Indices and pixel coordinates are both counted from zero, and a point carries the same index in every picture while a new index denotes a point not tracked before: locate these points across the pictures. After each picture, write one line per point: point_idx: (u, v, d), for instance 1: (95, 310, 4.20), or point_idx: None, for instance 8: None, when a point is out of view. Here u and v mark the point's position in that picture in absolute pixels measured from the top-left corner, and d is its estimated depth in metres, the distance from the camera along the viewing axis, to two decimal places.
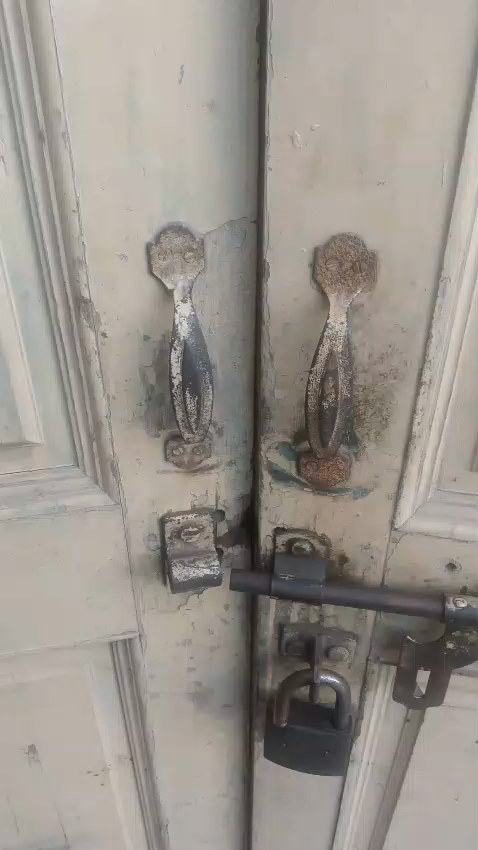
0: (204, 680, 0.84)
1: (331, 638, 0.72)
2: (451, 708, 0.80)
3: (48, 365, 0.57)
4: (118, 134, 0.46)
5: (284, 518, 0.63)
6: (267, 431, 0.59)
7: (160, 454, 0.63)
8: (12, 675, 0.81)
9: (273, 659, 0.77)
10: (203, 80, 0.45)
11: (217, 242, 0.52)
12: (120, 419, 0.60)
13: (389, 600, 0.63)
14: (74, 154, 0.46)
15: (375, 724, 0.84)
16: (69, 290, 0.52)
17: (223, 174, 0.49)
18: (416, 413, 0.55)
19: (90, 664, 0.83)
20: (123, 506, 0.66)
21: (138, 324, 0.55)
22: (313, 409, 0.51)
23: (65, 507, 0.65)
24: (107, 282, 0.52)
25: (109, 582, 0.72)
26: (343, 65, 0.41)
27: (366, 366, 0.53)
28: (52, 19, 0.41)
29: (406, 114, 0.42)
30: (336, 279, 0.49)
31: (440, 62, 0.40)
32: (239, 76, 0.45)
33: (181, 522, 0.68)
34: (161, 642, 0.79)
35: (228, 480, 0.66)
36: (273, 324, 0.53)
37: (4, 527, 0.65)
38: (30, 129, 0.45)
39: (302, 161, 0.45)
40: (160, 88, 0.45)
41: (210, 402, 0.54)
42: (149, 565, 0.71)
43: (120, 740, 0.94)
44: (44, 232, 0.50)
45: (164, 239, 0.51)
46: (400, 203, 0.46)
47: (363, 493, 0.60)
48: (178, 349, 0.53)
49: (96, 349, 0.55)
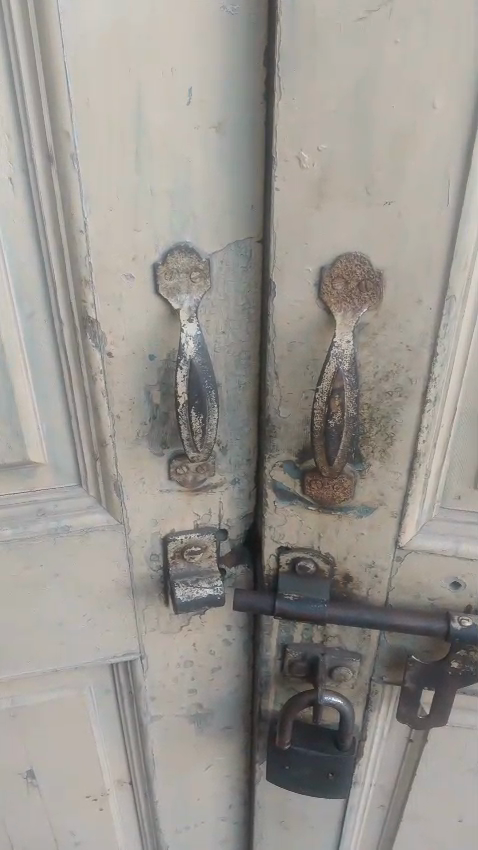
0: (205, 702, 0.83)
1: (334, 658, 0.71)
2: (455, 728, 0.79)
3: (52, 384, 0.58)
4: (126, 155, 0.47)
5: (287, 536, 0.63)
6: (272, 449, 0.59)
7: (163, 473, 0.62)
8: (10, 697, 0.80)
9: (275, 680, 0.76)
10: (211, 102, 0.46)
11: (223, 262, 0.52)
12: (124, 438, 0.59)
13: (393, 619, 0.63)
14: (83, 175, 0.47)
15: (377, 746, 0.83)
16: (74, 308, 0.52)
17: (229, 194, 0.49)
18: (421, 431, 0.55)
19: (90, 686, 0.82)
20: (126, 525, 0.66)
21: (144, 343, 0.55)
22: (319, 427, 0.51)
23: (68, 527, 0.65)
24: (113, 301, 0.52)
25: (111, 602, 0.71)
26: (350, 87, 0.42)
27: (371, 384, 0.53)
28: (62, 42, 0.42)
29: (413, 134, 0.43)
30: (342, 298, 0.49)
31: (446, 84, 0.41)
32: (247, 98, 0.46)
33: (184, 542, 0.67)
34: (162, 664, 0.78)
35: (231, 499, 0.66)
36: (278, 342, 0.53)
37: (6, 546, 0.65)
38: (39, 149, 0.46)
39: (309, 180, 0.46)
40: (169, 110, 0.46)
41: (216, 421, 0.54)
42: (151, 586, 0.71)
43: (119, 764, 0.92)
44: (50, 251, 0.50)
45: (171, 259, 0.51)
46: (406, 222, 0.46)
47: (368, 511, 0.60)
48: (184, 368, 0.53)
49: (101, 368, 0.55)
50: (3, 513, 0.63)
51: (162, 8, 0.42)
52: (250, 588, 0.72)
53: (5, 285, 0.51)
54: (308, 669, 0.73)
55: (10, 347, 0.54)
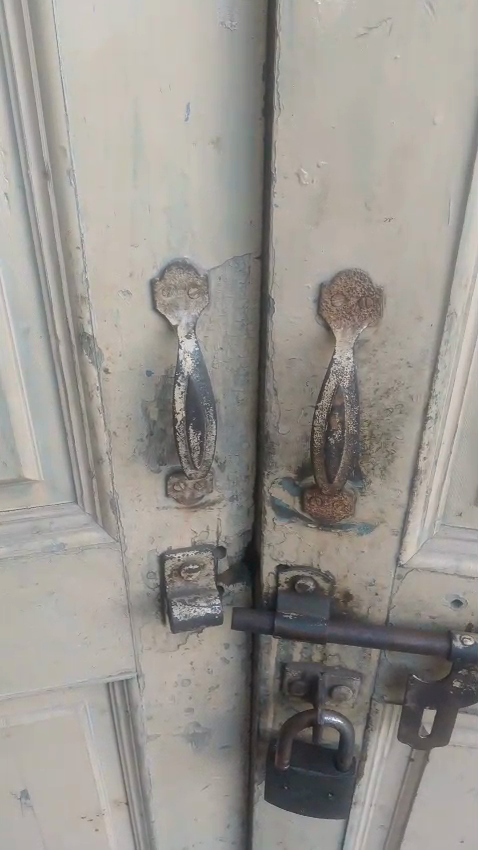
0: (203, 722, 0.82)
1: (334, 677, 0.70)
2: (457, 747, 0.78)
3: (48, 401, 0.57)
4: (124, 172, 0.46)
5: (287, 554, 0.63)
6: (271, 466, 0.58)
7: (161, 491, 0.62)
8: (5, 717, 0.79)
9: (274, 699, 0.75)
10: (208, 119, 0.45)
11: (222, 278, 0.52)
12: (121, 455, 0.59)
13: (394, 639, 0.62)
14: (80, 191, 0.46)
15: (378, 766, 0.82)
16: (71, 325, 0.52)
17: (228, 210, 0.49)
18: (421, 448, 0.54)
19: (85, 706, 0.81)
20: (122, 543, 0.65)
21: (141, 359, 0.54)
22: (319, 445, 0.51)
23: (63, 545, 0.64)
24: (109, 317, 0.52)
25: (107, 620, 0.70)
26: (350, 103, 0.42)
27: (371, 401, 0.52)
28: (59, 59, 0.42)
29: (414, 151, 0.43)
30: (342, 314, 0.49)
31: (446, 102, 0.41)
32: (246, 114, 0.45)
33: (181, 560, 0.66)
34: (159, 683, 0.77)
35: (229, 516, 0.65)
36: (277, 358, 0.52)
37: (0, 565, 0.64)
38: (35, 165, 0.45)
39: (308, 196, 0.45)
40: (166, 127, 0.45)
41: (214, 437, 0.54)
42: (148, 604, 0.70)
43: (115, 784, 0.91)
44: (46, 266, 0.49)
45: (168, 275, 0.50)
46: (407, 238, 0.46)
47: (368, 528, 0.59)
48: (181, 384, 0.52)
49: (98, 384, 0.54)
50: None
51: (159, 27, 0.42)
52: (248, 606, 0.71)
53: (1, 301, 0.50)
54: (307, 688, 0.72)
55: (4, 364, 0.53)
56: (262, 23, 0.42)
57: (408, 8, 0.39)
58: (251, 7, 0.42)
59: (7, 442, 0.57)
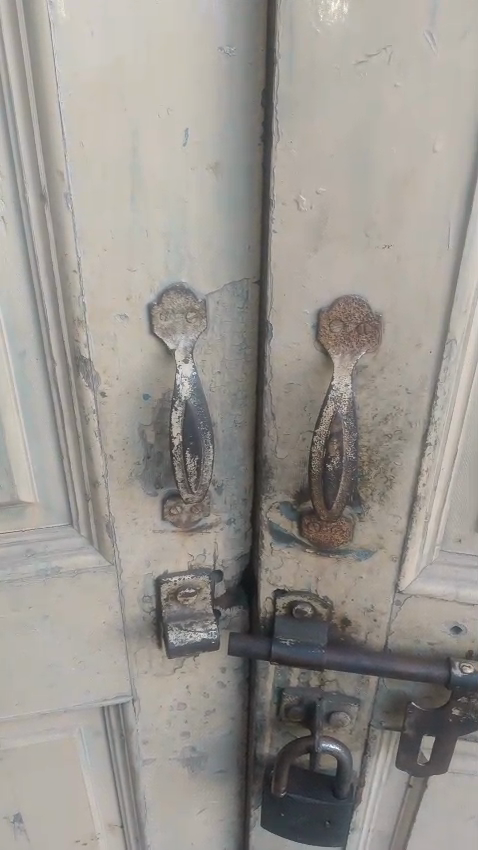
0: (199, 746, 0.81)
1: (332, 703, 0.69)
2: (456, 774, 0.77)
3: (44, 424, 0.56)
4: (121, 195, 0.46)
5: (284, 579, 0.62)
6: (269, 491, 0.58)
7: (157, 514, 0.61)
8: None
9: (271, 725, 0.74)
10: (207, 143, 0.45)
11: (220, 302, 0.51)
12: (117, 479, 0.58)
13: (393, 666, 0.61)
14: (77, 216, 0.46)
15: (376, 792, 0.81)
16: (68, 348, 0.51)
17: (227, 233, 0.48)
18: (420, 474, 0.54)
19: (80, 729, 0.80)
20: (118, 566, 0.64)
21: (138, 383, 0.54)
22: (317, 470, 0.50)
23: (58, 568, 0.63)
24: (107, 341, 0.51)
25: (102, 643, 0.69)
26: (350, 130, 0.41)
27: (370, 426, 0.52)
28: (56, 83, 0.41)
29: (413, 178, 0.42)
30: (340, 340, 0.48)
31: (446, 130, 0.41)
32: (245, 139, 0.45)
33: (177, 584, 0.66)
34: (155, 706, 0.76)
35: (226, 539, 0.65)
36: (275, 383, 0.52)
37: None
38: (32, 188, 0.45)
39: (306, 222, 0.45)
40: (165, 151, 0.45)
41: (211, 462, 0.53)
42: (144, 628, 0.69)
43: (110, 807, 0.90)
44: (43, 289, 0.49)
45: (166, 300, 0.50)
46: (406, 265, 0.45)
47: (366, 553, 0.58)
48: (178, 409, 0.52)
49: (95, 408, 0.54)
50: None
51: (158, 52, 0.42)
52: (245, 629, 0.70)
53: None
54: (305, 714, 0.71)
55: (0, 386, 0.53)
56: (261, 50, 0.43)
57: (406, 37, 0.39)
58: (250, 34, 0.42)
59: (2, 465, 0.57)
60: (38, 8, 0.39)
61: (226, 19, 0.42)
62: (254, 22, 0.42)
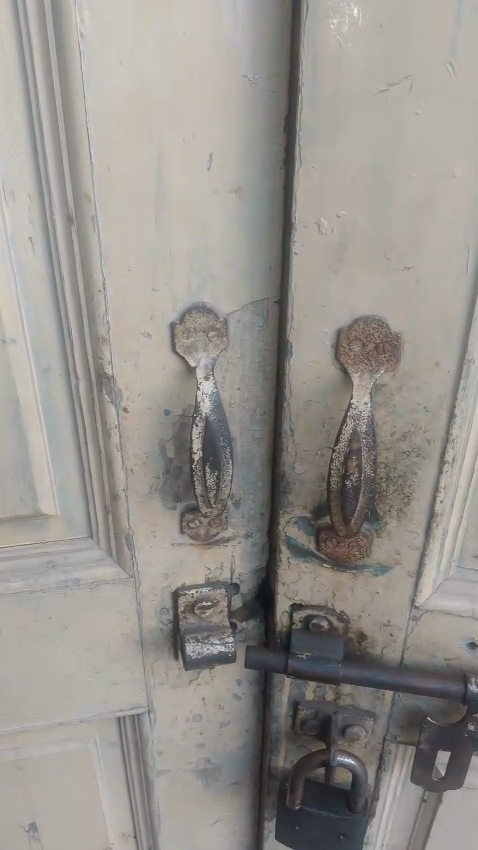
0: (213, 758, 0.81)
1: (347, 717, 0.69)
2: (471, 789, 0.77)
3: (67, 438, 0.57)
4: (146, 218, 0.47)
5: (301, 594, 0.62)
6: (287, 506, 0.58)
7: (176, 528, 0.62)
8: (15, 748, 0.79)
9: (286, 738, 0.74)
10: (230, 168, 0.46)
11: (240, 322, 0.52)
12: (137, 493, 0.59)
13: (409, 681, 0.61)
14: (103, 237, 0.47)
15: (389, 807, 0.81)
16: (91, 365, 0.52)
17: (248, 255, 0.49)
18: (438, 491, 0.54)
19: (95, 739, 0.81)
20: (136, 579, 0.65)
21: (159, 399, 0.55)
22: (336, 487, 0.51)
23: (78, 581, 0.64)
24: (129, 358, 0.52)
25: (119, 655, 0.70)
26: (372, 156, 0.42)
27: (388, 443, 0.52)
28: (86, 110, 0.43)
29: (433, 202, 0.43)
30: (360, 359, 0.49)
31: (464, 159, 0.42)
32: (268, 164, 0.46)
33: (195, 597, 0.66)
34: (170, 718, 0.76)
35: (244, 553, 0.65)
36: (294, 401, 0.53)
37: (15, 598, 0.64)
38: (60, 211, 0.46)
39: (327, 245, 0.46)
40: (188, 175, 0.46)
41: (229, 477, 0.54)
42: (161, 639, 0.70)
43: (123, 818, 0.90)
44: (68, 308, 0.50)
45: (188, 320, 0.51)
46: (425, 287, 0.46)
47: (383, 570, 0.59)
48: (199, 425, 0.53)
49: (117, 423, 0.55)
50: (14, 567, 0.63)
51: (184, 82, 0.43)
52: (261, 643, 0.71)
53: (22, 341, 0.51)
54: (320, 727, 0.71)
55: (24, 403, 0.54)
56: (283, 80, 0.44)
57: (427, 69, 0.39)
58: (272, 66, 0.43)
59: (25, 479, 0.58)
60: (68, 39, 0.40)
61: (249, 50, 0.43)
62: (275, 53, 0.43)
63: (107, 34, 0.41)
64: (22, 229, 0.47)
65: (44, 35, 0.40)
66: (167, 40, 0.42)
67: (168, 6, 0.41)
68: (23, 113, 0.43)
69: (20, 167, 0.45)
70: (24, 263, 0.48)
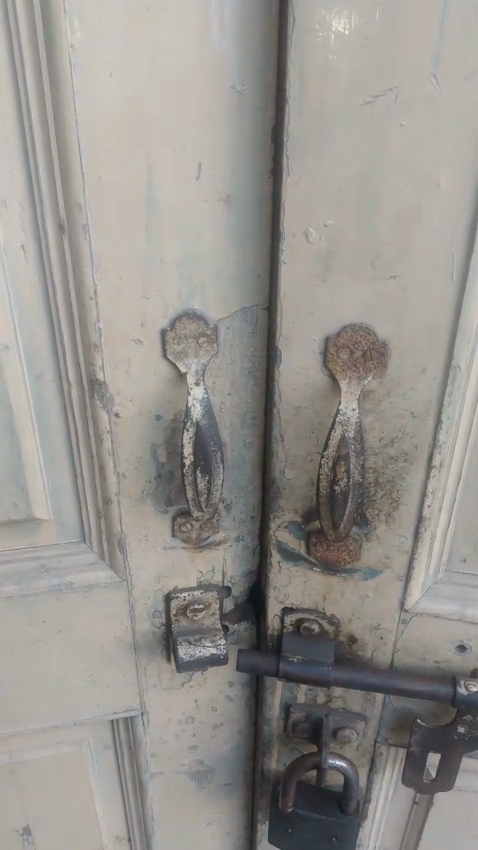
0: (206, 760, 0.81)
1: (338, 720, 0.70)
2: (462, 790, 0.77)
3: (59, 442, 0.58)
4: (137, 225, 0.48)
5: (292, 598, 0.63)
6: (277, 510, 0.59)
7: (168, 530, 0.62)
8: (9, 752, 0.79)
9: (278, 742, 0.75)
10: (218, 177, 0.47)
11: (230, 328, 0.53)
12: (129, 497, 0.59)
13: (399, 683, 0.62)
14: (94, 244, 0.47)
15: (382, 809, 0.81)
16: (83, 371, 0.53)
17: (237, 261, 0.50)
18: (426, 495, 0.55)
19: (89, 742, 0.81)
20: (129, 582, 0.65)
21: (150, 403, 0.55)
22: (325, 491, 0.51)
23: (71, 584, 0.64)
24: (121, 363, 0.53)
25: (112, 657, 0.70)
26: (358, 167, 0.43)
27: (376, 448, 0.53)
28: (77, 121, 0.43)
29: (419, 211, 0.44)
30: (347, 365, 0.50)
31: (449, 168, 0.42)
32: (257, 172, 0.47)
33: (187, 599, 0.67)
34: (163, 720, 0.77)
35: (235, 556, 0.66)
36: (284, 406, 0.53)
37: (9, 602, 0.65)
38: (51, 219, 0.47)
39: (315, 253, 0.46)
40: (178, 183, 0.47)
41: (221, 481, 0.54)
42: (154, 642, 0.70)
43: (117, 820, 0.90)
44: (60, 313, 0.51)
45: (179, 327, 0.52)
46: (412, 295, 0.47)
47: (373, 574, 0.60)
48: (190, 430, 0.53)
49: (108, 428, 0.55)
50: (7, 570, 0.64)
51: (174, 93, 0.44)
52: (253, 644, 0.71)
53: (15, 347, 0.52)
54: (312, 730, 0.71)
55: (17, 407, 0.55)
56: (270, 90, 0.45)
57: (411, 81, 0.40)
58: (261, 77, 0.44)
59: (18, 482, 0.58)
60: (59, 49, 0.41)
61: (238, 61, 0.44)
62: (263, 64, 0.44)
63: (97, 47, 0.42)
64: (14, 237, 0.48)
65: (35, 48, 0.41)
66: (157, 51, 0.43)
67: (157, 17, 0.42)
68: (15, 122, 0.44)
69: (13, 176, 0.45)
70: (16, 271, 0.49)
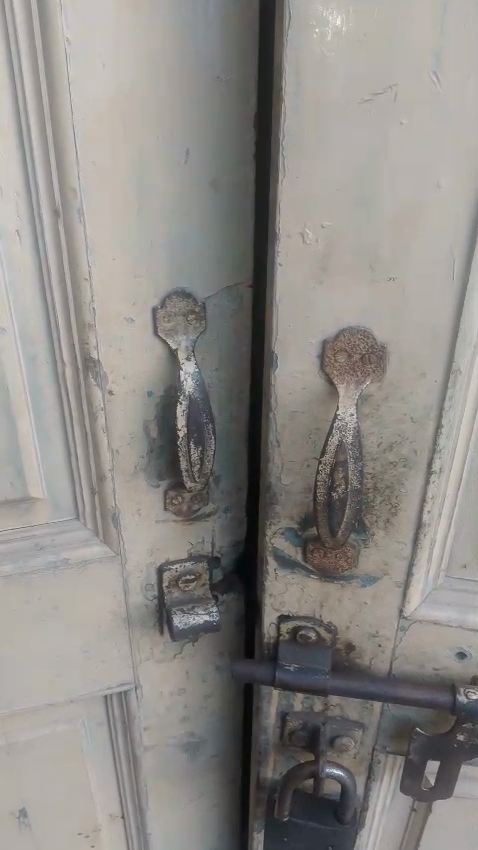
0: (197, 731, 0.81)
1: (335, 728, 0.69)
2: (460, 798, 0.76)
3: (52, 423, 0.56)
4: (129, 211, 0.47)
5: (289, 606, 0.62)
6: (273, 517, 0.58)
7: (159, 505, 0.61)
8: (4, 735, 0.76)
9: (275, 749, 0.73)
10: (204, 159, 0.47)
11: (217, 306, 0.53)
12: (122, 473, 0.58)
13: (398, 692, 0.60)
14: (89, 230, 0.47)
15: (379, 816, 0.80)
16: (78, 350, 0.52)
17: (223, 243, 0.51)
18: (425, 501, 0.54)
19: (83, 719, 0.78)
20: (122, 555, 0.64)
21: (141, 379, 0.54)
22: (322, 499, 0.50)
23: (66, 561, 0.63)
24: (114, 343, 0.52)
25: (107, 631, 0.68)
26: (356, 169, 0.42)
27: (375, 453, 0.52)
28: (72, 109, 0.43)
29: (419, 212, 0.43)
30: (345, 369, 0.49)
31: (451, 165, 0.41)
32: (240, 155, 0.48)
33: (178, 571, 0.66)
34: (156, 692, 0.76)
35: (222, 529, 0.66)
36: (280, 411, 0.52)
37: (4, 583, 0.62)
38: (46, 205, 0.46)
39: (312, 254, 0.45)
40: (168, 171, 0.47)
41: (213, 452, 0.55)
42: (147, 616, 0.69)
43: (112, 801, 0.88)
44: (54, 291, 0.49)
45: (169, 304, 0.52)
46: (412, 298, 0.46)
47: (371, 581, 0.58)
48: (183, 404, 0.54)
49: (102, 405, 0.54)
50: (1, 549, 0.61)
51: (161, 82, 0.44)
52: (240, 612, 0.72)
53: (10, 328, 0.50)
54: (308, 738, 0.70)
55: (13, 391, 0.53)
56: (249, 81, 0.46)
57: (411, 77, 0.39)
58: (239, 71, 0.45)
59: (15, 465, 0.57)
60: (54, 41, 0.41)
61: (219, 55, 0.45)
62: (245, 59, 0.45)
63: (90, 39, 0.42)
64: (9, 223, 0.46)
65: (32, 39, 0.41)
66: (146, 40, 0.43)
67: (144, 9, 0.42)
68: (11, 116, 0.43)
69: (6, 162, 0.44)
70: (13, 262, 0.48)
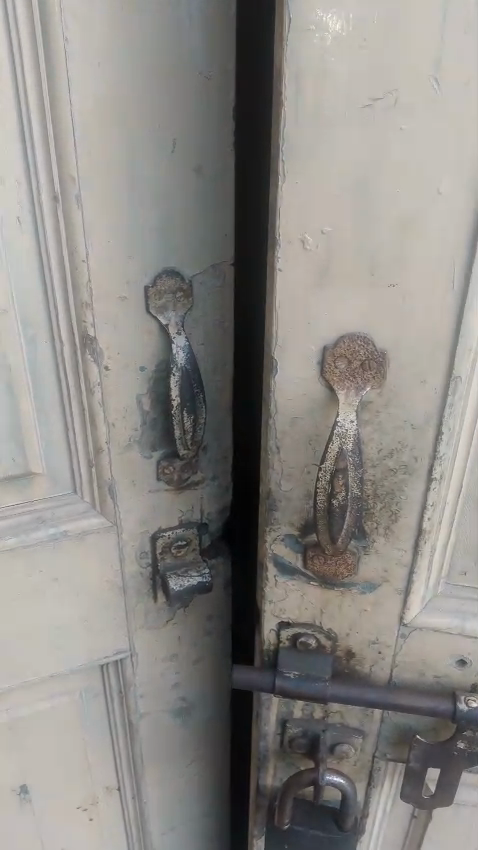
0: (189, 696, 0.82)
1: (335, 735, 0.69)
2: (459, 805, 0.76)
3: (51, 401, 0.58)
4: (123, 198, 0.50)
5: (289, 611, 0.62)
6: (273, 523, 0.57)
7: (152, 474, 0.63)
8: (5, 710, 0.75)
9: (274, 755, 0.72)
10: (191, 146, 0.51)
11: (204, 282, 0.56)
12: (118, 444, 0.60)
13: (398, 700, 0.60)
14: (86, 215, 0.50)
15: (379, 823, 0.80)
16: (74, 328, 0.54)
17: (207, 223, 0.54)
18: (426, 509, 0.54)
19: (81, 693, 0.78)
20: (118, 525, 0.65)
21: (135, 354, 0.57)
22: (322, 506, 0.50)
23: (65, 533, 0.63)
24: (110, 322, 0.54)
25: (105, 595, 0.69)
26: (356, 176, 0.42)
27: (375, 459, 0.52)
28: (70, 101, 0.46)
29: (419, 219, 0.43)
30: (345, 375, 0.48)
31: (452, 173, 0.41)
32: (222, 142, 0.52)
33: (171, 538, 0.68)
34: (149, 659, 0.76)
35: (211, 497, 0.67)
36: (280, 418, 0.52)
37: (6, 557, 0.63)
38: (46, 191, 0.48)
39: (313, 259, 0.45)
40: (159, 159, 0.50)
41: (203, 419, 0.60)
42: (141, 586, 0.70)
43: (110, 781, 0.87)
44: (53, 271, 0.52)
45: (160, 281, 0.55)
46: (411, 304, 0.45)
47: (371, 588, 0.58)
48: (176, 375, 0.57)
49: (98, 380, 0.56)
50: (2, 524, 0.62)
51: (152, 77, 0.48)
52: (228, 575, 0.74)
53: (11, 307, 0.52)
54: (309, 745, 0.70)
55: (14, 370, 0.55)
56: (226, 75, 0.50)
57: (411, 84, 0.39)
58: (221, 67, 0.49)
59: (17, 437, 0.58)
60: (53, 37, 0.44)
61: (204, 52, 0.48)
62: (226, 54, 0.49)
63: (88, 37, 0.45)
64: (10, 208, 0.48)
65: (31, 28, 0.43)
66: (139, 37, 0.46)
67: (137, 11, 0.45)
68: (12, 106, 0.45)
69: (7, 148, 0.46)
70: (13, 242, 0.50)
